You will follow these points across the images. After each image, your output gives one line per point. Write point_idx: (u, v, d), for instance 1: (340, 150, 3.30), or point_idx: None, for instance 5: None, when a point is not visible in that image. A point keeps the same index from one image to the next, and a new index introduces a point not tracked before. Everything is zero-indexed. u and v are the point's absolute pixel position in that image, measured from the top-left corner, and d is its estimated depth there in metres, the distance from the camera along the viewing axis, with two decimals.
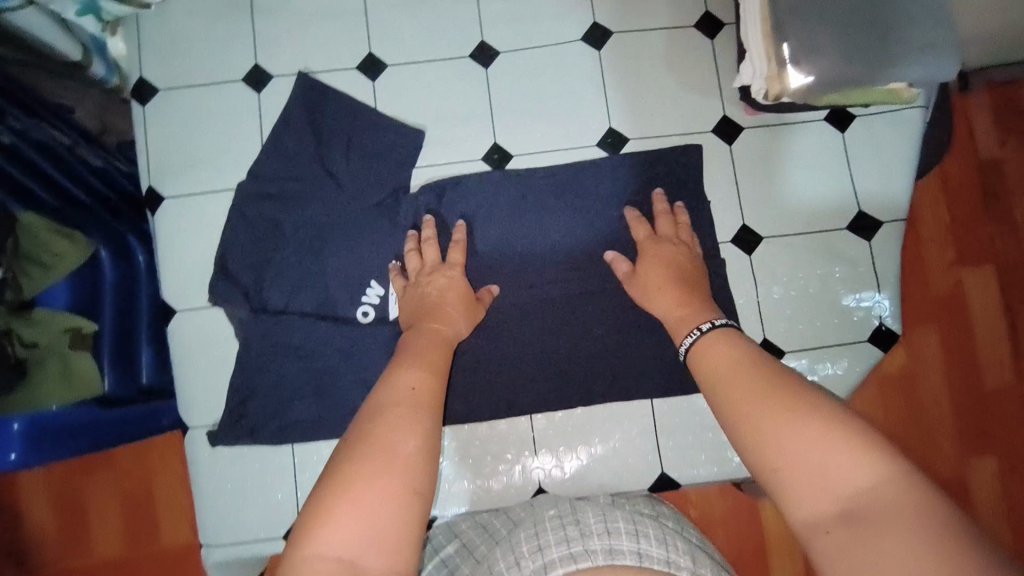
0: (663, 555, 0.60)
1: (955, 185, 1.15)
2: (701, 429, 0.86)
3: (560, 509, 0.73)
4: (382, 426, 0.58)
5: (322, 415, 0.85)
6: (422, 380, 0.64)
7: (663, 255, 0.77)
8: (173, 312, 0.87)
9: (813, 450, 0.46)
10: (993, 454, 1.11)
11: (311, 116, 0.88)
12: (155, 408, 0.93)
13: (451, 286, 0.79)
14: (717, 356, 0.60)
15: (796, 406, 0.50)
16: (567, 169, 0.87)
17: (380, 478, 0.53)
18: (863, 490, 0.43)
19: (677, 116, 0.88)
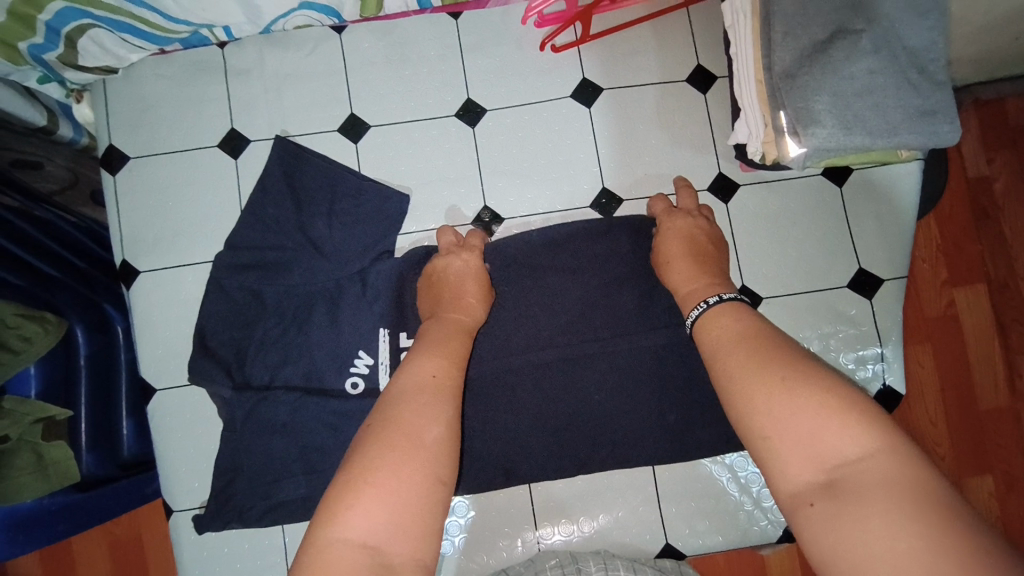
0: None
1: (945, 206, 1.14)
2: (708, 496, 0.82)
3: (560, 557, 0.77)
4: (406, 410, 0.58)
5: (311, 494, 0.81)
6: (443, 368, 0.64)
7: (680, 231, 0.76)
8: (153, 391, 0.83)
9: (811, 420, 0.49)
10: (991, 473, 1.10)
11: (291, 181, 0.85)
12: (137, 486, 0.90)
13: (468, 271, 0.78)
14: (721, 330, 0.63)
15: (796, 377, 0.52)
16: (561, 232, 0.84)
17: (405, 460, 0.54)
18: (856, 456, 0.46)
19: (669, 175, 0.86)
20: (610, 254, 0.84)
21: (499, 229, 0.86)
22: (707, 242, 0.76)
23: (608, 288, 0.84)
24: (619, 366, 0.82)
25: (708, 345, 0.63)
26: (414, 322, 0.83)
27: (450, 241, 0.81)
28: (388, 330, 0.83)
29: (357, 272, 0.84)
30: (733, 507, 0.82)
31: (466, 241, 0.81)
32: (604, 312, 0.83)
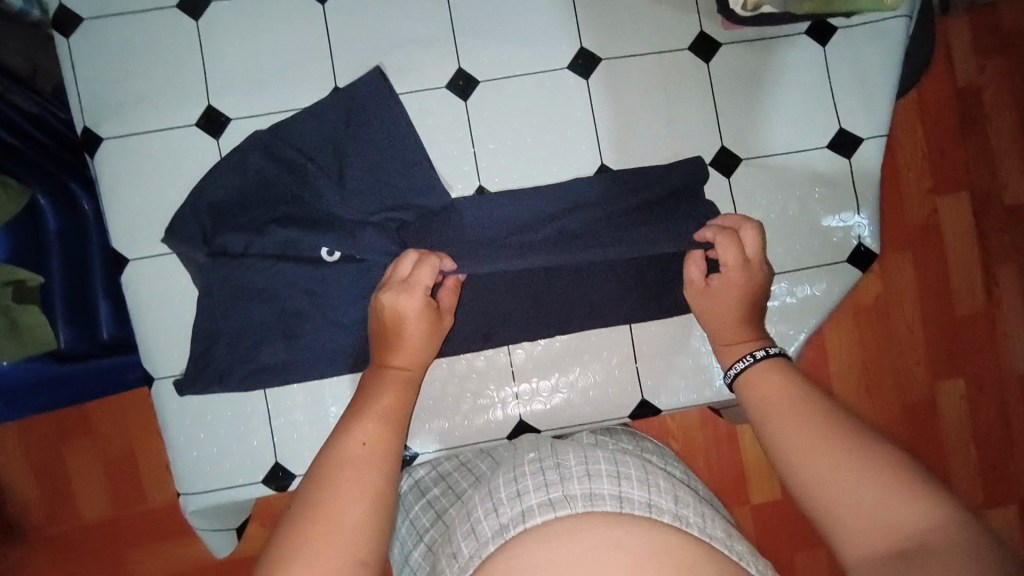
0: (644, 498, 0.61)
1: (933, 110, 1.11)
2: (683, 357, 0.84)
3: (539, 451, 0.72)
4: (333, 490, 0.56)
5: (293, 357, 0.82)
6: (375, 435, 0.62)
7: (729, 290, 0.71)
8: (126, 262, 0.82)
9: (868, 490, 0.48)
10: (962, 376, 1.13)
11: (289, 144, 0.81)
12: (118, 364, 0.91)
13: (411, 312, 0.70)
14: (767, 386, 0.62)
15: (850, 439, 0.52)
16: (537, 97, 0.83)
17: (326, 546, 0.52)
18: (919, 529, 0.45)
19: (649, 34, 0.83)
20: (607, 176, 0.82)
21: (474, 96, 0.83)
22: (759, 297, 0.72)
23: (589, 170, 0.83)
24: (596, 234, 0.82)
25: (753, 400, 0.62)
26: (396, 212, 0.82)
27: (398, 275, 0.72)
28: (375, 217, 0.82)
29: (357, 212, 0.81)
30: (708, 367, 0.84)
31: (398, 273, 0.72)
32: (580, 188, 0.81)
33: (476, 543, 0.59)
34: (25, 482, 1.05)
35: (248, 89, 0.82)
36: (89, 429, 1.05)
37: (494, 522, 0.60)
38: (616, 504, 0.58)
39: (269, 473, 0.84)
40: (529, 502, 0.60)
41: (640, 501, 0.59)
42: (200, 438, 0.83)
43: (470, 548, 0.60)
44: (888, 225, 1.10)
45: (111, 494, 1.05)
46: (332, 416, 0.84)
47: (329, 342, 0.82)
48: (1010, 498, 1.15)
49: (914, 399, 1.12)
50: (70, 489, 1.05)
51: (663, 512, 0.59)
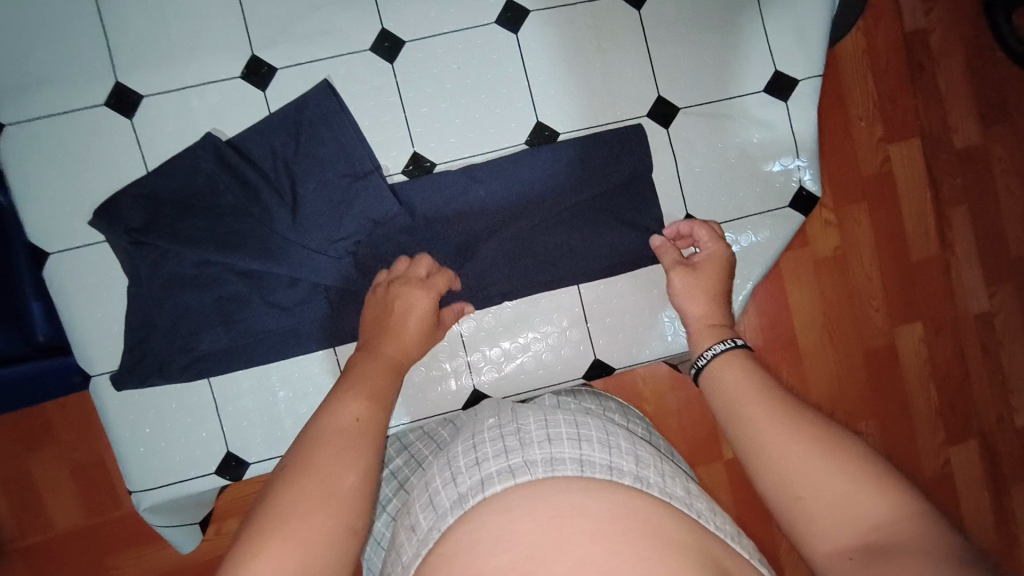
0: (605, 461, 0.59)
1: (883, 54, 1.09)
2: (635, 313, 0.83)
3: (499, 416, 0.71)
4: (323, 457, 0.50)
5: (234, 344, 0.79)
6: (369, 410, 0.56)
7: (712, 261, 0.71)
8: (47, 256, 0.78)
9: (831, 480, 0.43)
10: (920, 320, 1.14)
11: (243, 159, 0.77)
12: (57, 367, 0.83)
13: (419, 305, 0.69)
14: (730, 377, 0.55)
15: (812, 425, 0.47)
16: (467, 56, 0.80)
17: (316, 515, 0.46)
18: (885, 523, 0.40)
19: None
20: (550, 143, 0.80)
21: (400, 57, 0.79)
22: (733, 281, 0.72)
23: (526, 130, 0.81)
24: (537, 195, 0.80)
25: (711, 389, 0.56)
26: (344, 204, 0.78)
27: (415, 274, 0.73)
28: (334, 246, 0.78)
29: (315, 238, 0.77)
30: (659, 321, 0.84)
31: (411, 270, 0.73)
32: (527, 161, 0.79)
33: (435, 515, 0.57)
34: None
35: (159, 63, 0.77)
36: (54, 436, 1.01)
37: (452, 492, 0.59)
38: (577, 467, 0.57)
39: (222, 463, 0.82)
40: (489, 469, 0.59)
41: (601, 464, 0.58)
42: (146, 434, 0.80)
43: (429, 520, 0.57)
44: (846, 176, 1.09)
45: (86, 502, 1.01)
46: (281, 401, 0.82)
47: (271, 326, 0.79)
48: (968, 433, 1.17)
49: (875, 347, 1.13)
50: (38, 500, 1.01)
51: (624, 473, 0.58)
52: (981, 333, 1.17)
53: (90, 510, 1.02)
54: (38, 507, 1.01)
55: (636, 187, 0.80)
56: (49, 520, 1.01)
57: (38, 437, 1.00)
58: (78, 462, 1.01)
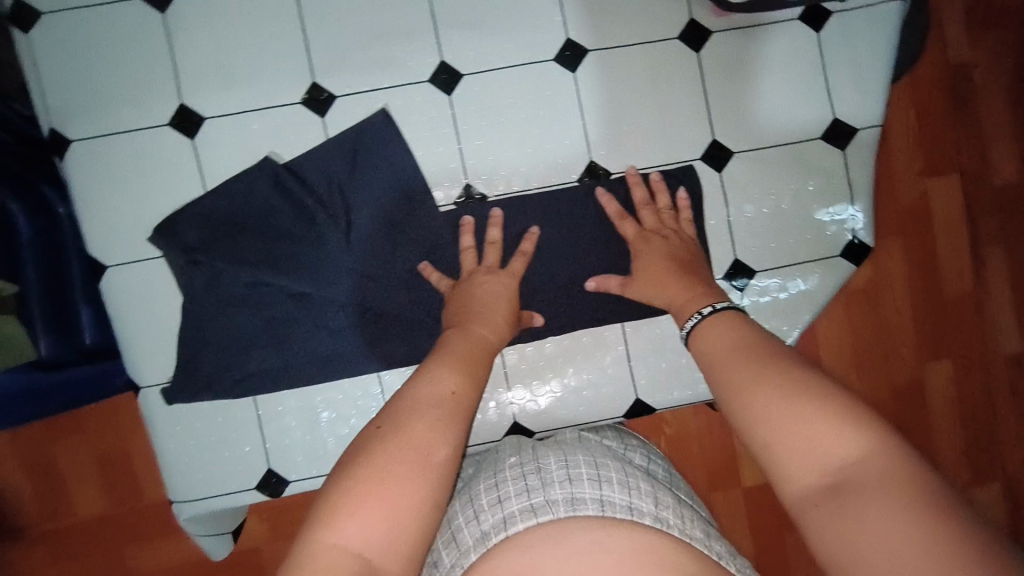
0: (625, 502, 0.60)
1: (926, 89, 1.08)
2: (677, 354, 0.83)
3: (520, 454, 0.71)
4: (421, 425, 0.53)
5: (282, 363, 0.80)
6: (463, 385, 0.59)
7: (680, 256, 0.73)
8: (104, 268, 0.79)
9: (806, 426, 0.46)
10: (949, 357, 1.12)
11: (302, 184, 0.78)
12: (103, 370, 0.89)
13: (505, 295, 0.72)
14: (718, 336, 0.60)
15: (789, 376, 0.50)
16: (524, 90, 0.80)
17: (409, 481, 0.50)
18: (849, 460, 0.44)
19: (637, 23, 0.80)
20: (604, 183, 0.80)
21: (459, 89, 0.80)
22: (690, 262, 0.72)
23: (579, 167, 0.81)
24: (588, 232, 0.80)
25: (702, 353, 0.60)
26: (397, 232, 0.79)
27: (490, 261, 0.76)
28: (386, 274, 0.79)
29: (368, 263, 0.78)
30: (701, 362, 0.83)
31: (486, 260, 0.76)
32: (577, 198, 0.80)
33: (459, 551, 0.60)
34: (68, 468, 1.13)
35: (219, 85, 0.79)
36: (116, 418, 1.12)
37: (476, 530, 0.61)
38: (597, 508, 0.58)
39: (262, 479, 0.82)
40: (511, 508, 0.60)
41: (622, 505, 0.59)
42: (191, 447, 0.82)
43: (452, 557, 0.60)
44: (885, 207, 1.07)
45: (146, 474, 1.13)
46: (324, 421, 0.82)
47: (319, 349, 0.80)
48: (993, 473, 1.15)
49: (903, 382, 1.11)
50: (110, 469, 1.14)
51: (644, 514, 0.59)
52: (1015, 372, 1.15)
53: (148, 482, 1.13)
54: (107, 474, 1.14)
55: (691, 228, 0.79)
56: (143, 503, 1.14)
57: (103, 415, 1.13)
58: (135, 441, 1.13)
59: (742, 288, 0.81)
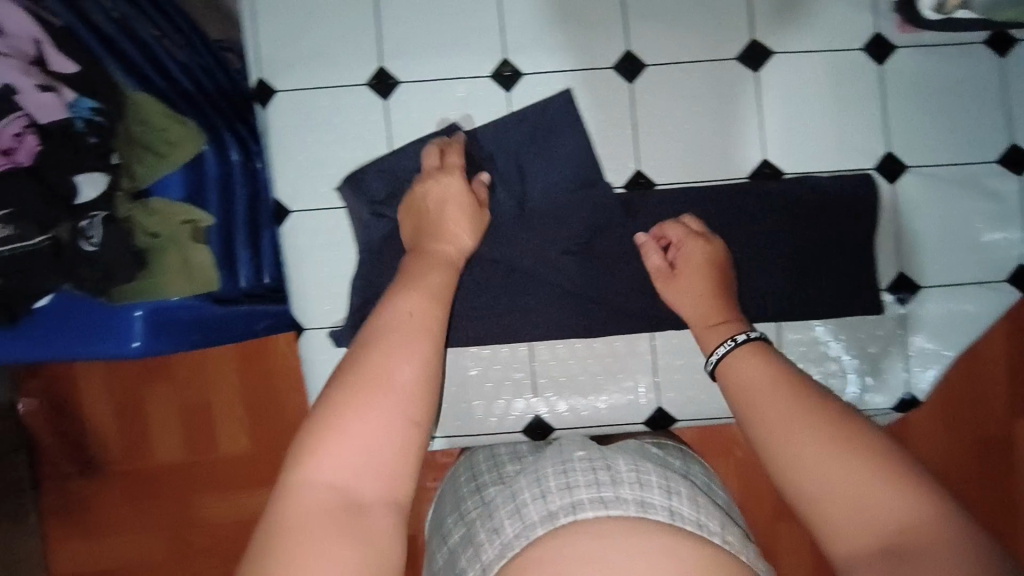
0: (694, 517, 0.56)
1: None
2: (826, 360, 0.84)
3: (587, 449, 0.64)
4: (381, 349, 0.47)
5: (447, 320, 0.84)
6: (429, 307, 0.52)
7: (696, 265, 0.70)
8: (289, 212, 0.85)
9: (874, 480, 0.42)
10: None
11: (485, 155, 0.83)
12: (252, 312, 0.96)
13: (447, 195, 0.70)
14: (748, 371, 0.53)
15: (841, 428, 0.45)
16: (703, 86, 0.82)
17: (375, 406, 0.44)
18: (903, 525, 0.40)
19: (823, 31, 0.81)
20: (772, 184, 0.81)
21: (639, 78, 0.83)
22: (724, 270, 0.70)
23: (749, 166, 0.82)
24: (753, 228, 0.81)
25: (730, 382, 0.54)
26: (566, 210, 0.83)
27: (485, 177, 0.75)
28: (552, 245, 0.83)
29: (538, 233, 0.82)
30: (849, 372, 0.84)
31: (446, 158, 0.73)
32: (750, 192, 0.81)
33: (522, 523, 0.56)
34: (100, 430, 1.09)
35: (416, 54, 0.83)
36: (170, 373, 1.08)
37: (541, 507, 0.56)
38: (667, 515, 0.54)
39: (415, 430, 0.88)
40: (579, 495, 0.56)
41: (692, 519, 0.55)
42: None
43: (514, 528, 0.56)
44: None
45: (182, 447, 1.09)
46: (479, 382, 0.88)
47: (484, 311, 0.84)
48: None
49: (993, 437, 0.83)
50: (144, 433, 1.09)
51: (714, 534, 0.54)
52: None
53: (185, 451, 1.09)
54: (142, 438, 1.10)
55: (857, 236, 0.80)
56: (216, 457, 1.09)
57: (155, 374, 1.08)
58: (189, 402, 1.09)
59: (901, 302, 0.82)
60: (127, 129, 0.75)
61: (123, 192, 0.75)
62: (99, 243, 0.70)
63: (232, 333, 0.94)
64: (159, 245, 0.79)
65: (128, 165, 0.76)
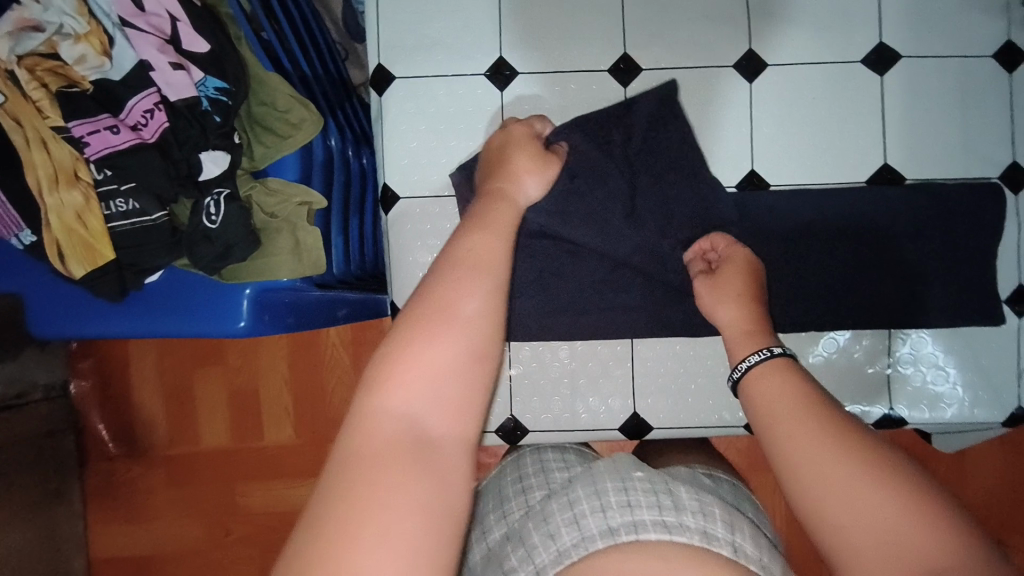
0: (757, 556, 0.52)
1: None
2: (938, 373, 0.82)
3: (647, 470, 0.59)
4: (438, 279, 0.48)
5: (551, 313, 0.84)
6: (488, 244, 0.51)
7: (735, 266, 0.73)
8: (398, 200, 0.85)
9: (892, 514, 0.45)
10: None
11: (599, 149, 0.80)
12: (334, 297, 0.96)
13: (513, 141, 0.71)
14: (769, 391, 0.56)
15: (862, 454, 0.48)
16: (824, 88, 0.82)
17: (437, 337, 0.45)
18: (923, 557, 0.43)
19: (952, 35, 0.80)
20: (897, 189, 0.80)
21: (760, 78, 0.82)
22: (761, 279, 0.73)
23: (869, 169, 0.82)
24: (875, 232, 0.79)
25: (754, 403, 0.57)
26: (681, 207, 0.81)
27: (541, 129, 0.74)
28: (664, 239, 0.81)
29: (649, 226, 0.80)
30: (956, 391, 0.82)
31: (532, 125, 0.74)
32: (871, 195, 0.80)
33: (580, 535, 0.52)
34: (155, 403, 1.27)
35: (538, 46, 0.84)
36: (223, 358, 1.24)
37: (602, 522, 0.52)
38: (731, 552, 0.50)
39: (508, 424, 0.87)
40: (640, 516, 0.52)
41: (755, 558, 0.51)
42: None
43: (570, 536, 0.53)
44: None
45: (230, 428, 1.25)
46: (579, 378, 0.87)
47: (585, 304, 0.83)
48: None
49: None
50: (193, 411, 1.26)
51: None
52: None
53: (232, 434, 1.24)
54: (194, 419, 1.26)
55: (981, 245, 0.79)
56: (264, 444, 1.24)
57: (211, 358, 1.25)
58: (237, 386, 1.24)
59: (1020, 315, 0.81)
60: (250, 111, 0.80)
61: (244, 171, 0.80)
62: (219, 218, 0.76)
63: (316, 314, 0.95)
64: (274, 225, 0.80)
65: (250, 146, 0.81)
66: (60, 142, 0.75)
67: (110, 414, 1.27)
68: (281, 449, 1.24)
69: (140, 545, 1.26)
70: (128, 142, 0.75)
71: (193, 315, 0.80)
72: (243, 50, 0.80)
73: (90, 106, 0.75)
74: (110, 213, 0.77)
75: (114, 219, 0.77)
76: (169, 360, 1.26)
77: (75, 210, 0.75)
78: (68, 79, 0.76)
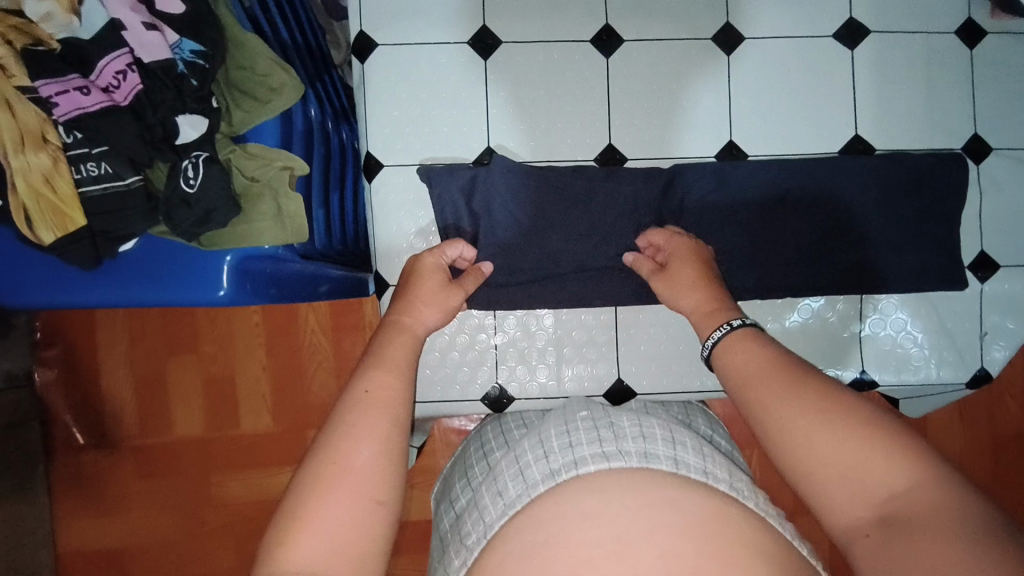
0: (700, 465, 0.52)
1: None
2: (907, 336, 0.86)
3: (592, 409, 0.62)
4: (335, 435, 0.52)
5: (539, 281, 0.83)
6: (380, 387, 0.56)
7: (682, 254, 0.72)
8: (380, 167, 0.85)
9: (859, 453, 0.44)
10: None
11: (524, 189, 0.82)
12: (315, 274, 0.91)
13: (431, 265, 0.72)
14: (738, 360, 0.57)
15: (825, 403, 0.48)
16: (799, 62, 0.85)
17: (330, 495, 0.48)
18: (893, 491, 0.42)
19: (917, 13, 0.84)
20: (872, 159, 0.82)
21: (737, 51, 0.84)
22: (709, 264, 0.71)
23: (841, 141, 0.85)
24: (848, 201, 0.82)
25: (726, 373, 0.57)
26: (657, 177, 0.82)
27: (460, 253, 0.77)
28: (647, 207, 0.82)
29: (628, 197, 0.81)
30: (924, 354, 0.86)
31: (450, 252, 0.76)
32: (844, 164, 0.83)
33: (524, 484, 0.53)
34: (126, 390, 1.21)
35: (521, 15, 0.84)
36: (195, 346, 1.20)
37: (544, 467, 0.53)
38: (672, 465, 0.51)
39: (494, 395, 0.88)
40: (582, 452, 0.53)
41: (697, 466, 0.51)
42: (432, 358, 0.87)
43: (516, 489, 0.53)
44: None
45: (205, 416, 1.20)
46: (564, 348, 0.88)
47: (570, 274, 0.84)
48: None
49: None
50: (167, 402, 1.21)
51: (721, 480, 0.51)
52: None
53: (207, 423, 1.20)
54: (167, 410, 1.21)
55: (946, 213, 0.83)
56: (241, 432, 1.20)
57: (184, 344, 1.20)
58: (212, 380, 1.20)
59: (982, 280, 0.85)
60: (226, 76, 0.78)
61: (223, 135, 0.78)
62: (197, 183, 0.74)
63: (297, 291, 0.91)
64: (252, 193, 0.78)
65: (228, 111, 0.79)
66: (24, 104, 0.70)
67: (78, 402, 1.20)
68: (258, 438, 1.20)
69: (111, 539, 1.20)
70: (100, 104, 0.71)
71: (172, 285, 0.78)
72: (219, 11, 0.77)
73: (58, 64, 0.70)
74: (81, 178, 0.72)
75: (85, 184, 0.72)
76: (141, 347, 1.20)
77: (43, 174, 0.71)
78: (33, 37, 0.71)
